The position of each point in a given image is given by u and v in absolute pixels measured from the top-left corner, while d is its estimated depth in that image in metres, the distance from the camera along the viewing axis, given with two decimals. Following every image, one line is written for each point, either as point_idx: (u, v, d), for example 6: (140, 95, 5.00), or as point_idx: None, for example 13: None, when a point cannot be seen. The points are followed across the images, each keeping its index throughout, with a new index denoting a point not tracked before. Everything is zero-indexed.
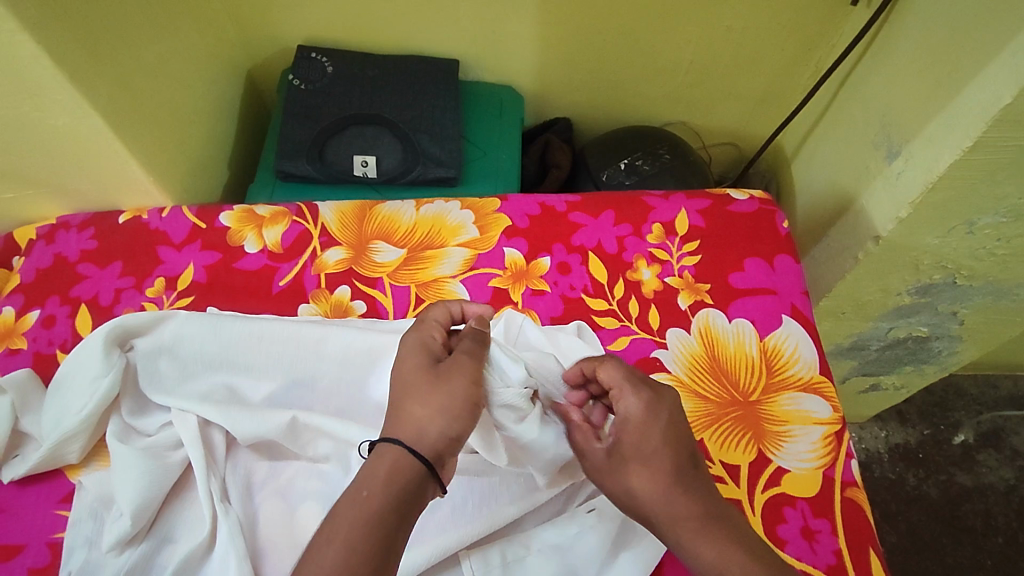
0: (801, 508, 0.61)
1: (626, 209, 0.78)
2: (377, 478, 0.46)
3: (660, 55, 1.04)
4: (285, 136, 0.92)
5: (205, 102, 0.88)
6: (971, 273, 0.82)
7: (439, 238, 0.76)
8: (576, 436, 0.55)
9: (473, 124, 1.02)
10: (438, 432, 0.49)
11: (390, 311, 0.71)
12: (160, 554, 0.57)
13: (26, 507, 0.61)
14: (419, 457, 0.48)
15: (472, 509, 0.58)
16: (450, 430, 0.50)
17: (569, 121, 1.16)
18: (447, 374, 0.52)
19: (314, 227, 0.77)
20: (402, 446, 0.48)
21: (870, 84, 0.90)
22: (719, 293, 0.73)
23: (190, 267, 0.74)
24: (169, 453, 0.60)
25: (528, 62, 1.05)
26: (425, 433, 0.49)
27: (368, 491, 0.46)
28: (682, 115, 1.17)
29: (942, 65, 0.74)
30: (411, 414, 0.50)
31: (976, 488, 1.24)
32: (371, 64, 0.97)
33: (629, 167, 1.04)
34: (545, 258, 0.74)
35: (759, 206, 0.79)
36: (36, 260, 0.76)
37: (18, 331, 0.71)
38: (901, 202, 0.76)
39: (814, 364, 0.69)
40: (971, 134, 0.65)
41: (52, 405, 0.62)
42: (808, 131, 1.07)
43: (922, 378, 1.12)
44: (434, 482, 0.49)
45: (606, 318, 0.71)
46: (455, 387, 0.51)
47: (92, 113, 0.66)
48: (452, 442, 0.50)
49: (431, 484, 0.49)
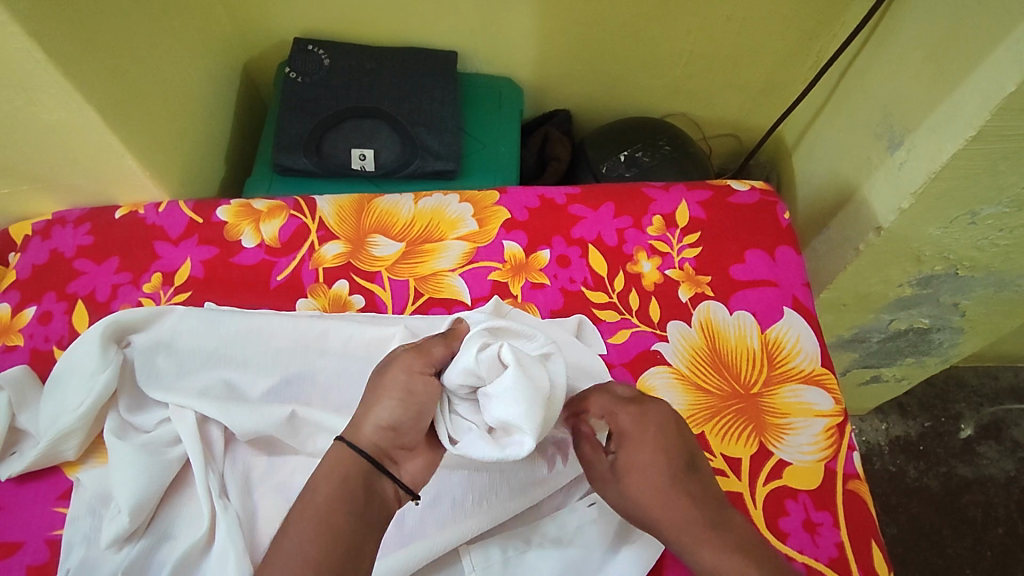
0: (803, 501, 0.61)
1: (626, 201, 0.77)
2: (320, 474, 0.48)
3: (659, 46, 1.03)
4: (282, 130, 0.91)
5: (201, 95, 0.87)
6: (973, 265, 0.82)
7: (438, 231, 0.75)
8: (585, 446, 0.56)
9: (472, 116, 1.01)
10: (372, 424, 0.50)
11: (389, 305, 0.71)
12: (158, 551, 0.57)
13: (24, 504, 0.60)
14: (359, 451, 0.49)
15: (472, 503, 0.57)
16: (389, 421, 0.50)
17: (567, 112, 1.14)
18: (384, 369, 0.53)
19: (312, 221, 0.76)
20: (346, 442, 0.49)
21: (872, 73, 0.89)
22: (720, 285, 0.72)
23: (187, 263, 0.74)
24: (167, 449, 0.59)
25: (527, 54, 1.04)
26: (365, 430, 0.50)
27: (314, 489, 0.47)
28: (683, 106, 1.16)
29: (945, 53, 0.73)
30: (364, 416, 0.50)
31: (977, 479, 1.24)
32: (368, 56, 0.96)
33: (629, 159, 1.03)
34: (544, 251, 0.74)
35: (760, 197, 0.79)
36: (32, 256, 0.75)
37: (15, 328, 0.71)
38: (903, 192, 0.75)
39: (815, 356, 0.69)
40: (974, 124, 0.65)
41: (49, 401, 0.62)
42: (809, 122, 1.06)
43: (923, 370, 1.11)
44: (388, 479, 0.49)
45: (606, 310, 0.70)
46: (392, 376, 0.52)
47: (87, 107, 0.65)
48: (392, 432, 0.50)
49: (387, 480, 0.49)
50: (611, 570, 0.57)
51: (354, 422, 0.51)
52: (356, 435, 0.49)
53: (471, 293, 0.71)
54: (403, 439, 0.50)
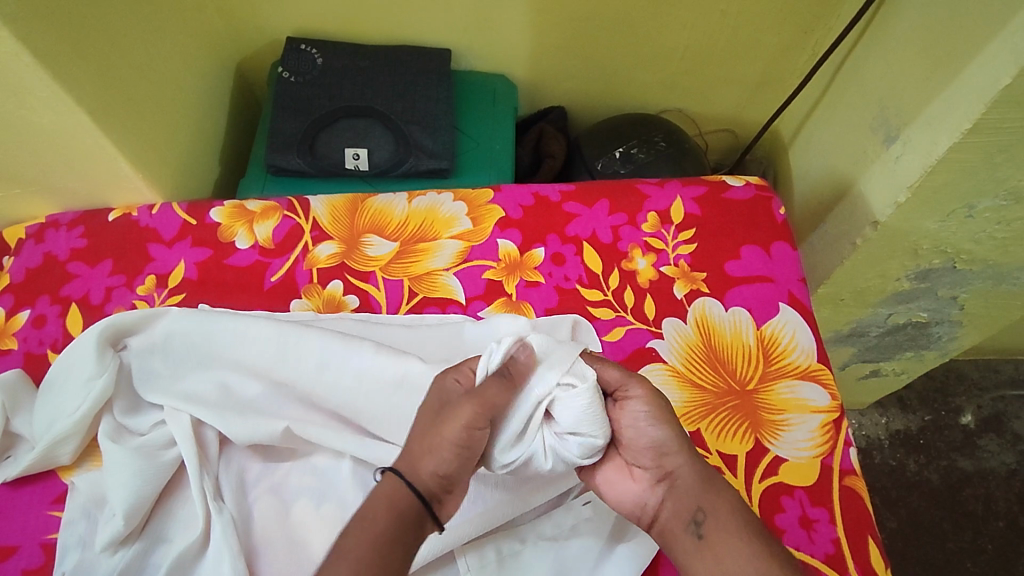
0: (799, 498, 0.61)
1: (621, 198, 0.77)
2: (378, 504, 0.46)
3: (655, 41, 1.03)
4: (275, 130, 0.91)
5: (194, 96, 0.87)
6: (971, 258, 0.81)
7: (432, 231, 0.75)
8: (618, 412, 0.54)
9: (466, 114, 1.00)
10: (429, 470, 0.48)
11: (383, 306, 0.71)
12: (154, 552, 0.57)
13: (20, 508, 0.60)
14: (413, 491, 0.47)
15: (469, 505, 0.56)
16: (443, 469, 0.48)
17: (563, 109, 1.14)
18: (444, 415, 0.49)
19: (306, 221, 0.76)
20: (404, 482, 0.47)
21: (867, 67, 0.88)
22: (715, 281, 0.72)
23: (181, 264, 0.74)
24: (162, 451, 0.59)
25: (521, 50, 1.04)
26: (423, 474, 0.48)
27: (368, 513, 0.46)
28: (678, 102, 1.15)
29: (941, 46, 0.72)
30: (420, 462, 0.48)
31: (977, 472, 1.24)
32: (361, 55, 0.96)
33: (624, 155, 1.02)
34: (539, 250, 0.74)
35: (755, 193, 0.78)
36: (26, 259, 0.75)
37: (9, 331, 0.71)
38: (900, 185, 0.75)
39: (811, 352, 0.69)
40: (971, 116, 0.64)
41: (43, 405, 0.62)
42: (805, 117, 1.06)
43: (922, 364, 1.11)
44: (435, 521, 0.48)
45: (601, 308, 0.70)
46: (450, 430, 0.48)
47: (77, 109, 0.65)
48: (446, 480, 0.48)
49: (431, 523, 0.48)
50: (606, 569, 0.56)
51: (410, 457, 0.48)
52: (412, 475, 0.48)
53: (465, 293, 0.71)
54: (454, 484, 0.48)
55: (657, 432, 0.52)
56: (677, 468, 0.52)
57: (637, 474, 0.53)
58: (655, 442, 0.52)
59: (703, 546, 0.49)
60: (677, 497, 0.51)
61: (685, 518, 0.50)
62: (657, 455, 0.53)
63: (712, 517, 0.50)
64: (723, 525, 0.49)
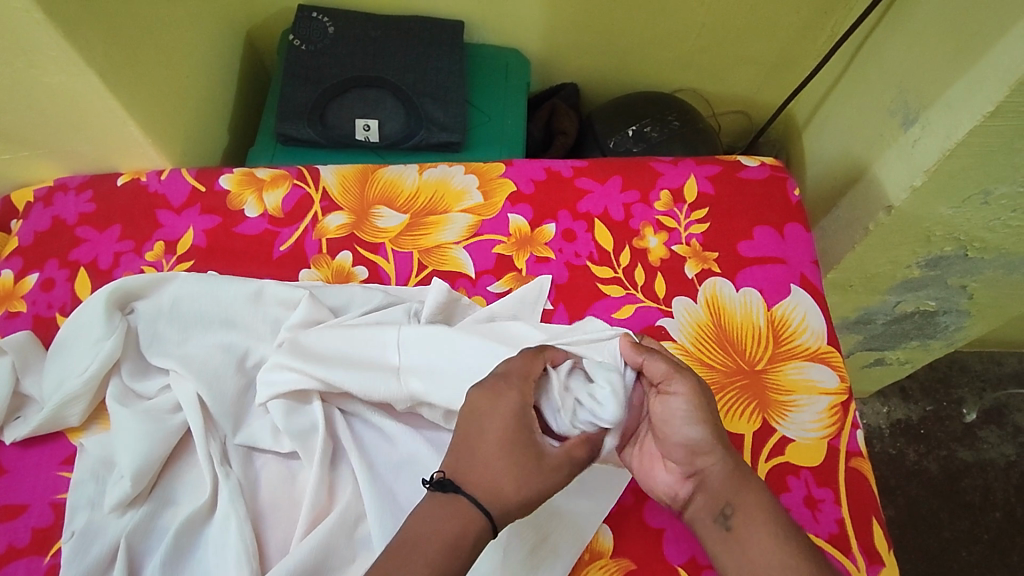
0: (804, 478, 0.61)
1: (634, 175, 0.76)
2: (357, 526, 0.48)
3: (672, 18, 1.01)
4: (285, 99, 0.90)
5: (205, 60, 0.86)
6: (983, 246, 0.81)
7: (442, 203, 0.75)
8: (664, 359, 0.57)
9: (477, 87, 0.99)
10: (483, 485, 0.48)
11: (392, 278, 0.71)
12: (162, 515, 0.57)
13: (29, 468, 0.60)
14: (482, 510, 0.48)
15: (332, 442, 0.59)
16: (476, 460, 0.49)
17: (575, 86, 1.12)
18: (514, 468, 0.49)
19: (315, 190, 0.75)
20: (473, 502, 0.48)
21: (887, 49, 0.87)
22: (727, 261, 0.71)
23: (189, 231, 0.73)
24: (168, 416, 0.59)
25: (534, 24, 1.02)
26: (479, 478, 0.49)
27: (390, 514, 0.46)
28: (693, 81, 1.14)
29: (967, 26, 0.71)
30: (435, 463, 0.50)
31: (976, 463, 1.24)
32: (373, 25, 0.94)
33: (637, 134, 1.01)
34: (549, 225, 0.73)
35: (770, 173, 0.77)
36: (35, 222, 0.75)
37: (17, 294, 0.71)
38: (916, 169, 0.74)
39: (821, 334, 0.68)
40: (994, 99, 0.63)
41: (54, 367, 0.62)
42: (821, 100, 1.05)
43: (927, 353, 1.10)
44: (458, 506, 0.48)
45: (611, 286, 0.70)
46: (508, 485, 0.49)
47: (88, 70, 0.64)
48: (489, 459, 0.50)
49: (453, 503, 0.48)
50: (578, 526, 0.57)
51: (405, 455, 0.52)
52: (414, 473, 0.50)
53: (474, 266, 0.71)
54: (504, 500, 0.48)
55: (695, 432, 0.54)
56: (708, 468, 0.54)
57: (670, 465, 0.56)
58: (690, 441, 0.55)
59: (729, 539, 0.52)
60: (708, 493, 0.54)
61: (714, 512, 0.53)
62: (691, 454, 0.55)
63: (741, 511, 0.52)
64: (751, 517, 0.52)
